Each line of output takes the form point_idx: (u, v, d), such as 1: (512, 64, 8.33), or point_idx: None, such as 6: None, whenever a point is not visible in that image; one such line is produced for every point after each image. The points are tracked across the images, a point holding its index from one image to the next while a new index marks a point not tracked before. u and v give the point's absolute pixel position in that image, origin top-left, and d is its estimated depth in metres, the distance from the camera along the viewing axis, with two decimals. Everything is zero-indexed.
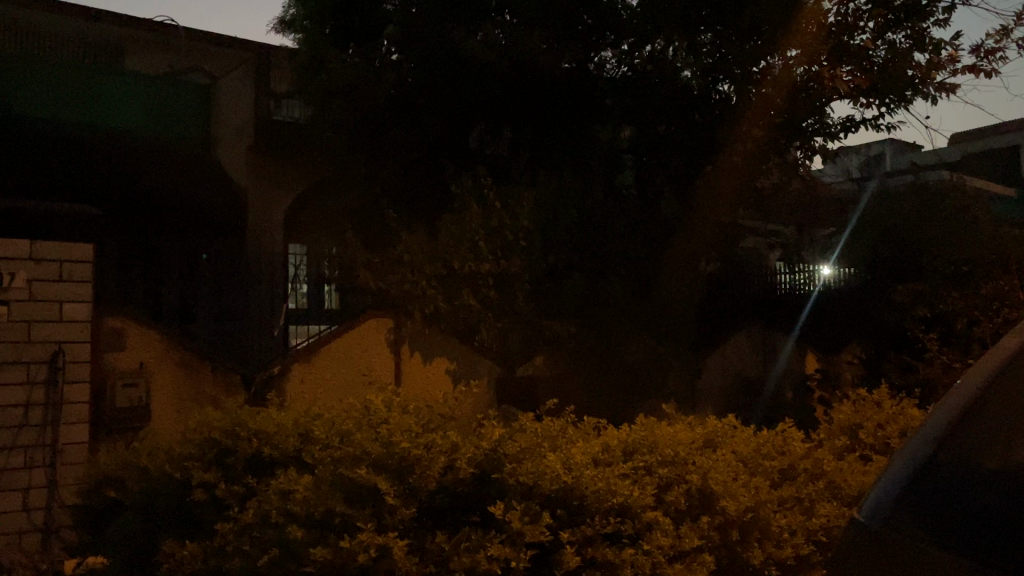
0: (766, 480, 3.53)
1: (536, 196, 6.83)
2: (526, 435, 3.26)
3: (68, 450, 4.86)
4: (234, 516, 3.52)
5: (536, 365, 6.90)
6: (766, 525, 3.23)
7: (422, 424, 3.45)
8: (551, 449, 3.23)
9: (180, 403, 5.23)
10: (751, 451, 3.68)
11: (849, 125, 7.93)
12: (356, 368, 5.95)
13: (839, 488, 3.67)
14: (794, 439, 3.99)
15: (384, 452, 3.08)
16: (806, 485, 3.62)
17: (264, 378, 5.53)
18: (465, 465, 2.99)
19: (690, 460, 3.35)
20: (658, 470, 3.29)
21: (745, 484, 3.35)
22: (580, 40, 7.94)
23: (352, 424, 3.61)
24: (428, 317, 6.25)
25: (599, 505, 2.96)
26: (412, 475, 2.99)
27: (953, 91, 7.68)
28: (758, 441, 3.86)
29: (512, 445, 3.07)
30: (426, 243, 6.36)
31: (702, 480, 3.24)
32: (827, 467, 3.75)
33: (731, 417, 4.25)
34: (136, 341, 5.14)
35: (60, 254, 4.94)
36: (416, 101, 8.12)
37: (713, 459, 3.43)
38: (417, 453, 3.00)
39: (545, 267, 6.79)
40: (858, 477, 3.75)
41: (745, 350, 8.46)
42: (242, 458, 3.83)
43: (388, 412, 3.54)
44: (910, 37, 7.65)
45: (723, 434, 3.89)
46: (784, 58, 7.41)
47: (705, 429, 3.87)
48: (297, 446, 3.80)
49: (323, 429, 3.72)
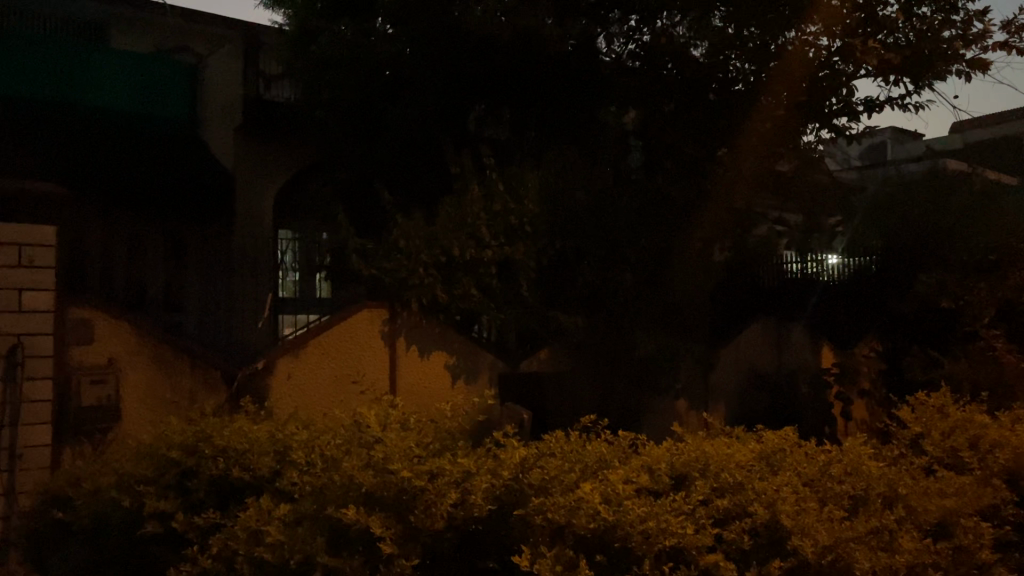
0: (840, 509, 3.18)
1: (542, 180, 6.37)
2: (554, 461, 3.02)
3: (29, 454, 4.36)
4: (194, 555, 3.20)
5: (541, 360, 6.39)
6: (847, 568, 2.88)
7: (423, 444, 3.24)
8: (583, 478, 2.94)
9: (151, 403, 4.76)
10: (818, 472, 3.32)
11: (873, 104, 7.48)
12: (347, 363, 5.45)
13: (916, 514, 3.36)
14: (864, 454, 3.59)
15: (377, 483, 2.88)
16: (884, 512, 3.24)
17: (247, 374, 5.03)
18: (481, 501, 2.80)
19: (751, 487, 3.01)
20: (715, 502, 2.95)
21: (819, 516, 2.99)
22: (586, 16, 7.25)
23: (340, 441, 3.43)
24: (426, 309, 5.78)
25: (649, 549, 2.66)
26: (413, 513, 2.81)
27: (986, 68, 7.21)
28: (825, 460, 3.51)
29: (536, 473, 2.86)
30: (424, 226, 5.87)
31: (769, 514, 2.90)
32: (904, 489, 3.41)
33: (790, 429, 3.89)
34: (105, 333, 4.67)
35: (18, 236, 4.45)
36: (412, 77, 7.58)
37: (778, 486, 3.08)
38: (420, 487, 2.80)
39: (551, 255, 6.34)
40: (930, 499, 3.44)
41: (760, 344, 7.96)
42: (206, 481, 3.50)
43: (382, 431, 3.30)
44: (941, 10, 7.12)
45: (780, 450, 3.54)
46: (807, 33, 6.81)
47: (762, 446, 3.52)
48: (273, 467, 3.48)
49: (304, 450, 3.44)
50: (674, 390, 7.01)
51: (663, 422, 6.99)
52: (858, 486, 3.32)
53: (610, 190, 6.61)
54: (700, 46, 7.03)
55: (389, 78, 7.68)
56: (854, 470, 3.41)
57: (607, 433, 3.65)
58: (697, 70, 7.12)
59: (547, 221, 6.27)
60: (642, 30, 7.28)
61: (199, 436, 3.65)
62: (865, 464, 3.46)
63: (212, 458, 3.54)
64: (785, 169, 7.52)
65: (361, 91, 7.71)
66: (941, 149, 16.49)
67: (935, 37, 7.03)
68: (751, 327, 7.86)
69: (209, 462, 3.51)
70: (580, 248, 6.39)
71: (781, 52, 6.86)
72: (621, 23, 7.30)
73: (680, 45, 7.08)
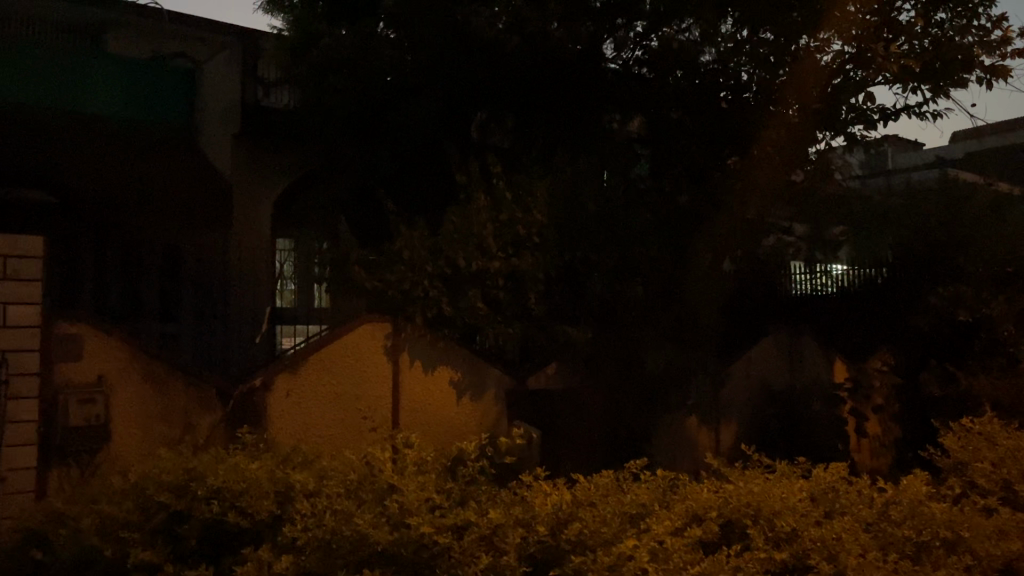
0: (899, 554, 3.59)
1: (550, 188, 6.12)
2: (594, 513, 3.27)
3: (12, 477, 4.12)
4: None
5: (548, 375, 6.11)
6: None
7: (443, 492, 3.54)
8: (628, 532, 3.23)
9: (142, 424, 4.53)
10: (876, 517, 3.77)
11: (888, 113, 7.28)
12: (349, 377, 5.22)
13: (964, 550, 3.76)
14: (916, 493, 3.98)
15: (394, 541, 3.03)
16: (932, 550, 3.66)
17: (244, 391, 4.83)
18: (516, 563, 2.97)
19: (806, 535, 3.42)
20: (776, 556, 3.31)
21: (877, 562, 3.37)
22: (593, 20, 7.01)
23: (360, 486, 3.54)
24: (431, 322, 5.53)
25: None
26: (441, 571, 2.99)
27: (1006, 74, 7.00)
28: (883, 502, 3.92)
29: (572, 528, 3.12)
30: (428, 236, 5.66)
31: (831, 568, 3.28)
32: (964, 532, 3.80)
33: (839, 464, 4.28)
34: (95, 348, 4.44)
35: (4, 247, 4.21)
36: (415, 82, 7.34)
37: (835, 533, 3.46)
38: (444, 541, 3.03)
39: (559, 267, 6.08)
40: (981, 540, 3.79)
41: (773, 358, 7.67)
42: (198, 523, 3.37)
43: (397, 479, 3.55)
44: (959, 15, 6.92)
45: (837, 487, 3.99)
46: (818, 40, 6.64)
47: (819, 484, 3.98)
48: (273, 512, 3.43)
49: (308, 485, 3.57)
50: (683, 406, 6.74)
51: (673, 440, 6.74)
52: (918, 532, 3.72)
53: (620, 200, 6.36)
54: (709, 52, 6.86)
55: (391, 83, 7.38)
56: (914, 513, 3.82)
57: (648, 473, 4.11)
58: (704, 80, 6.94)
59: (556, 231, 6.02)
60: (650, 36, 7.01)
61: (190, 475, 3.56)
62: (920, 511, 3.83)
63: (203, 500, 3.43)
64: (799, 178, 7.23)
65: (362, 96, 7.48)
66: (938, 159, 16.21)
67: (954, 43, 6.82)
68: (763, 342, 7.56)
69: (203, 504, 3.41)
70: (590, 260, 6.14)
71: (795, 55, 6.67)
72: (627, 29, 7.04)
73: (689, 52, 6.85)
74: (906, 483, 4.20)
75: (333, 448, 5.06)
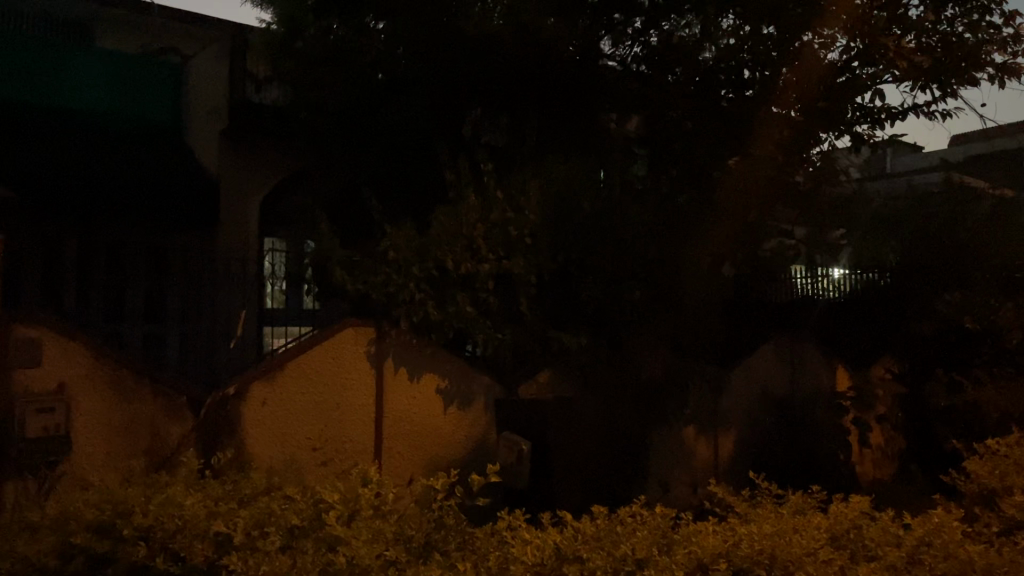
0: None
1: (544, 187, 5.83)
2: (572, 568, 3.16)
3: None
4: None
5: (541, 382, 5.79)
6: None
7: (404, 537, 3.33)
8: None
9: (107, 433, 4.27)
10: (904, 559, 3.58)
11: (894, 113, 7.03)
12: (327, 386, 4.95)
13: None
14: (948, 530, 3.83)
15: None
16: None
17: (216, 401, 4.55)
18: None
19: None
20: None
21: None
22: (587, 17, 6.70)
23: (310, 532, 3.32)
24: (417, 327, 5.24)
25: None
26: None
27: (1018, 74, 6.76)
28: (915, 540, 3.73)
29: None
30: (416, 236, 5.38)
31: None
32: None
33: (863, 500, 4.14)
34: (55, 354, 4.17)
35: None
36: (405, 78, 7.06)
37: None
38: None
39: (553, 269, 5.79)
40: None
41: (773, 365, 7.36)
42: (130, 563, 3.14)
43: (344, 527, 3.29)
44: (971, 11, 6.65)
45: (856, 525, 3.82)
46: (824, 36, 6.29)
47: (839, 521, 3.83)
48: (208, 558, 3.15)
49: (248, 523, 3.33)
50: (681, 415, 6.48)
51: (671, 452, 6.48)
52: None
53: (616, 200, 6.08)
54: (710, 48, 6.45)
55: (382, 80, 7.11)
56: (946, 555, 3.65)
57: (636, 510, 3.94)
58: (703, 78, 6.61)
59: (550, 233, 5.75)
60: (648, 31, 6.78)
61: (118, 512, 3.33)
62: (949, 551, 3.66)
63: (131, 542, 3.20)
64: (800, 179, 6.82)
65: (353, 91, 7.17)
66: (931, 163, 15.85)
67: (966, 41, 6.55)
68: (764, 347, 7.27)
69: (130, 546, 3.17)
70: (585, 262, 5.85)
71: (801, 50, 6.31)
72: (626, 25, 6.81)
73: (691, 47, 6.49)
74: (934, 517, 4.04)
75: (307, 463, 4.82)
